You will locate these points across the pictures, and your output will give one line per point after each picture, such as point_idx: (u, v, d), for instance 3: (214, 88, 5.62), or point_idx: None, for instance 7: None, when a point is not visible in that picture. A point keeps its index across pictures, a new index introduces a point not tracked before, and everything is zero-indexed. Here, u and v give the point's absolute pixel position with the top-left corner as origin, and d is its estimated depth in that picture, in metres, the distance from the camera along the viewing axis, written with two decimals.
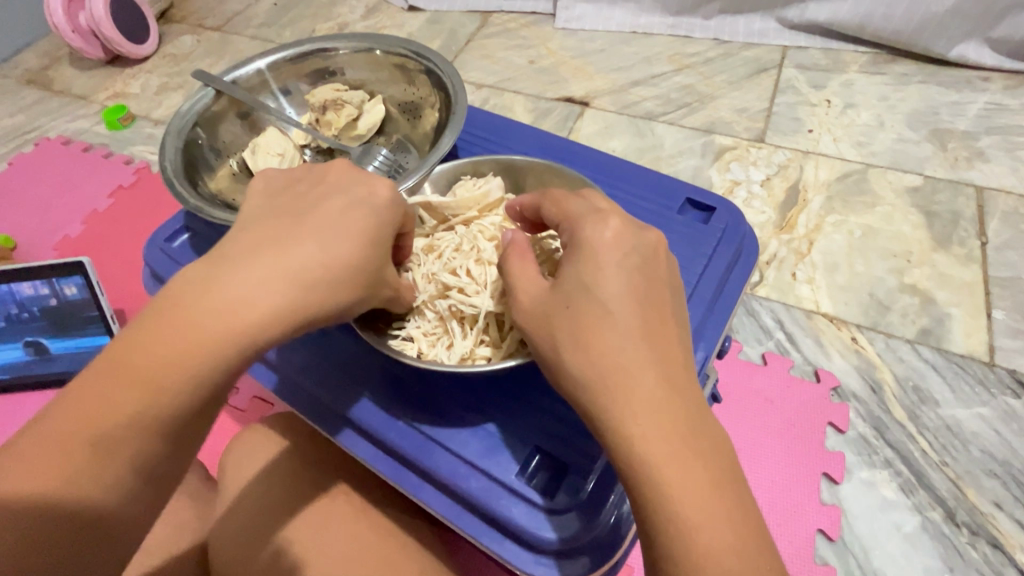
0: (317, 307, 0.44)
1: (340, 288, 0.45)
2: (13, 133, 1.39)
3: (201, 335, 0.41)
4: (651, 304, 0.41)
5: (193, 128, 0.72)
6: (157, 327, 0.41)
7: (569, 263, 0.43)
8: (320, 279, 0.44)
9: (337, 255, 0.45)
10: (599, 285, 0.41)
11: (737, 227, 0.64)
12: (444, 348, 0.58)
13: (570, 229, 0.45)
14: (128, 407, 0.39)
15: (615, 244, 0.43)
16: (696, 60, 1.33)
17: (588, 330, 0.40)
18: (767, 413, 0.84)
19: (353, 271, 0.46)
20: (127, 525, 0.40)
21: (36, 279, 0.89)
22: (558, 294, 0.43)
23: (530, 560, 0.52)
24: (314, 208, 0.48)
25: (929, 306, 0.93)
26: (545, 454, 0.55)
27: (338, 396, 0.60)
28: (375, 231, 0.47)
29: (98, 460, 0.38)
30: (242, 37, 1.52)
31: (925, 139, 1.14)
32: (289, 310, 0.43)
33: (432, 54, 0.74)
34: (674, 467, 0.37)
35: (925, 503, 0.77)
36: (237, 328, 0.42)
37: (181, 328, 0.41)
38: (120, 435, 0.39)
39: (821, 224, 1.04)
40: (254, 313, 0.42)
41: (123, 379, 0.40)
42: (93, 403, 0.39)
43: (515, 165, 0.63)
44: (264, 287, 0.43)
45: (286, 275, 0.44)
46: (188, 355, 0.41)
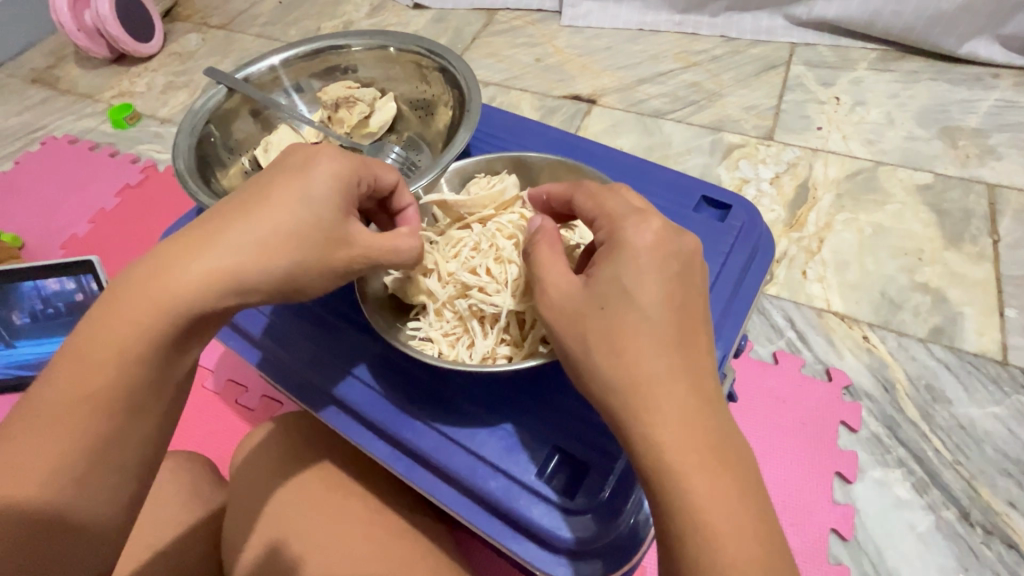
0: (246, 270, 0.44)
1: (270, 258, 0.44)
2: (20, 132, 1.39)
3: (131, 321, 0.41)
4: (688, 307, 0.41)
5: (206, 125, 0.72)
6: (95, 321, 0.42)
7: (606, 261, 0.43)
8: (248, 251, 0.44)
9: (265, 225, 0.45)
10: (639, 286, 0.41)
11: (753, 225, 0.64)
12: (465, 348, 0.58)
13: (609, 226, 0.44)
14: (66, 400, 0.40)
15: (656, 245, 0.42)
16: (703, 57, 1.32)
17: (623, 331, 0.40)
18: (779, 413, 0.84)
19: (285, 239, 0.45)
20: (82, 522, 0.40)
21: (54, 277, 0.88)
22: (592, 292, 0.42)
23: (546, 559, 0.52)
24: (249, 183, 0.48)
25: (941, 304, 0.92)
26: (564, 453, 0.55)
27: (327, 375, 0.61)
28: (306, 193, 0.46)
29: (42, 456, 0.39)
30: (247, 36, 1.52)
31: (936, 137, 1.13)
32: (217, 285, 0.43)
33: (446, 52, 0.73)
34: (700, 469, 0.37)
35: (939, 503, 0.77)
36: (166, 310, 0.42)
37: (114, 317, 0.42)
38: (62, 429, 0.39)
39: (831, 222, 1.03)
40: (183, 292, 0.42)
41: (65, 373, 0.41)
42: (37, 401, 0.40)
43: (532, 162, 0.63)
44: (191, 265, 0.43)
45: (212, 250, 0.43)
46: (121, 342, 0.41)
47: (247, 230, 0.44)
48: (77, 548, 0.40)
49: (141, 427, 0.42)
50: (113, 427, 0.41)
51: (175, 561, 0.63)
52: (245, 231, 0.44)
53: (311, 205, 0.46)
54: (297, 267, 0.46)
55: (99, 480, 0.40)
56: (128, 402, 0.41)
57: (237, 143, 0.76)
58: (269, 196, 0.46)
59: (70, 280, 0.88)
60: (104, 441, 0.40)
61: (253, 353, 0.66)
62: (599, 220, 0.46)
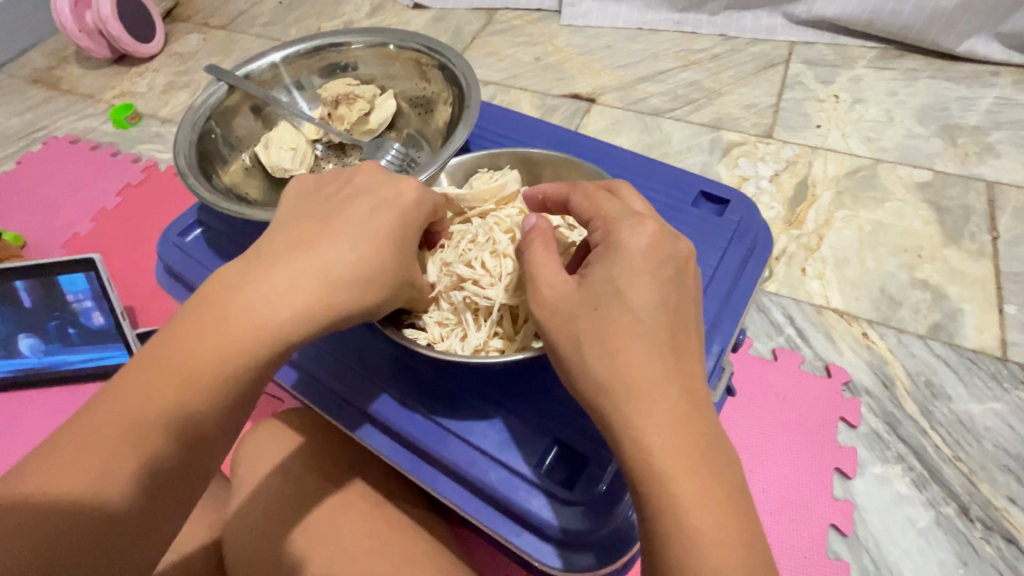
0: (341, 304, 0.46)
1: (363, 291, 0.47)
2: (21, 131, 1.39)
3: (223, 337, 0.43)
4: (680, 311, 0.41)
5: (207, 121, 0.72)
6: (183, 329, 0.44)
7: (602, 262, 0.43)
8: (348, 282, 0.47)
9: (363, 258, 0.48)
10: (633, 289, 0.41)
11: (752, 221, 0.64)
12: (457, 339, 0.58)
13: (605, 228, 0.45)
14: (150, 409, 0.41)
15: (652, 249, 0.42)
16: (703, 56, 1.33)
17: (617, 332, 0.40)
18: (779, 409, 0.84)
19: (379, 275, 0.48)
20: (142, 533, 0.40)
21: (47, 280, 0.88)
22: (586, 292, 0.42)
23: (545, 550, 0.52)
24: (343, 208, 0.50)
25: (940, 301, 0.93)
26: (563, 445, 0.55)
27: (358, 391, 0.60)
28: (399, 232, 0.50)
29: (118, 464, 0.40)
30: (248, 36, 1.53)
31: (935, 134, 1.13)
32: (310, 311, 0.45)
33: (446, 50, 0.74)
34: (695, 459, 0.37)
35: (939, 498, 0.77)
36: (260, 330, 0.44)
37: (214, 329, 0.44)
38: (143, 437, 0.40)
39: (830, 220, 1.03)
40: (278, 313, 0.44)
41: (151, 381, 0.42)
42: (117, 406, 0.41)
43: (531, 158, 0.63)
44: (287, 287, 0.45)
45: (310, 276, 0.46)
46: (213, 356, 0.43)
47: (347, 264, 0.47)
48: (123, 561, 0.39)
49: (212, 440, 0.44)
50: (190, 439, 0.42)
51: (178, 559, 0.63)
52: (345, 264, 0.47)
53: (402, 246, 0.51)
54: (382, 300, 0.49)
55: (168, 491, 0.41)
56: (207, 416, 0.43)
57: (238, 140, 0.76)
58: (367, 228, 0.49)
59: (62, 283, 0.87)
60: (178, 452, 0.42)
61: (291, 373, 0.64)
62: (595, 221, 0.46)
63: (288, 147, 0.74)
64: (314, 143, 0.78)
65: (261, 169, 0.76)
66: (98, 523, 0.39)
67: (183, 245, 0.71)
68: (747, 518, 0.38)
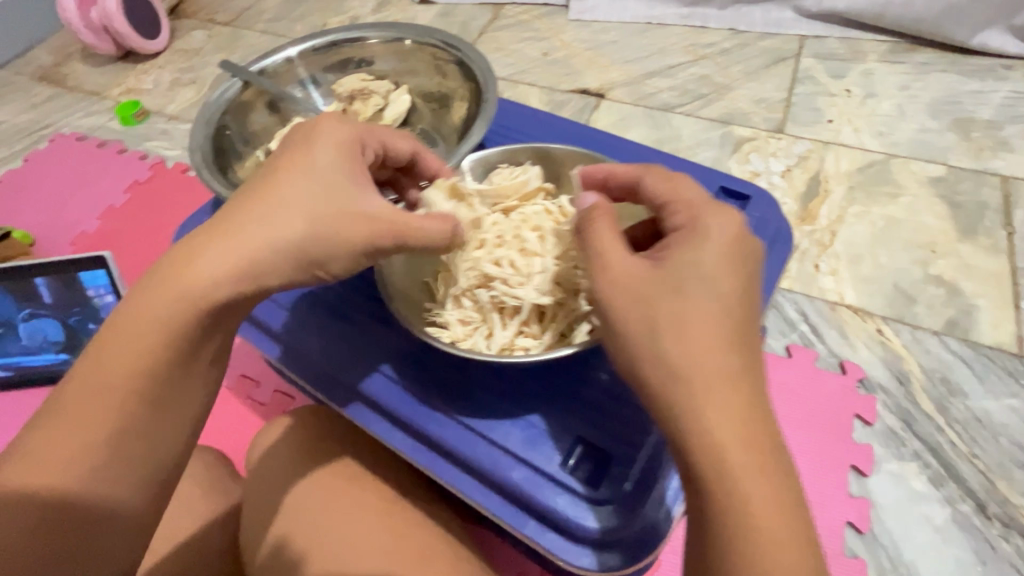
0: (267, 263, 0.46)
1: (303, 252, 0.47)
2: (27, 129, 1.39)
3: (154, 326, 0.44)
4: (755, 302, 0.42)
5: (222, 117, 0.72)
6: (114, 329, 0.45)
7: (685, 245, 0.42)
8: (272, 244, 0.46)
9: (290, 222, 0.47)
10: (720, 275, 0.41)
11: (772, 217, 0.64)
12: (483, 336, 0.58)
13: (687, 212, 0.44)
14: (102, 403, 0.43)
15: (737, 237, 0.42)
16: (712, 51, 1.31)
17: (699, 317, 0.39)
18: (794, 406, 0.84)
19: (319, 231, 0.47)
20: (118, 512, 0.43)
21: (65, 276, 0.88)
22: (665, 275, 0.41)
23: (568, 547, 0.52)
24: (263, 174, 0.49)
25: (955, 297, 0.92)
26: (586, 443, 0.54)
27: (350, 369, 0.61)
28: (319, 189, 0.48)
29: (82, 439, 0.42)
30: (253, 32, 1.52)
31: (949, 129, 1.12)
32: (243, 280, 0.46)
33: (463, 45, 0.73)
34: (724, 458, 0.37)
35: (955, 496, 0.77)
36: (194, 312, 0.45)
37: (147, 305, 0.45)
38: (99, 430, 0.43)
39: (843, 215, 1.02)
40: (208, 290, 0.45)
41: (96, 363, 0.44)
42: (68, 408, 0.43)
43: (552, 153, 0.63)
44: (211, 263, 0.45)
45: (234, 249, 0.46)
46: (155, 343, 0.44)
47: (277, 229, 0.46)
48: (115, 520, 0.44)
49: (171, 421, 0.46)
50: (145, 424, 0.44)
51: (194, 556, 0.63)
52: (276, 230, 0.46)
53: (345, 198, 0.48)
54: (330, 251, 0.48)
55: (137, 472, 0.44)
56: (157, 399, 0.45)
57: (252, 136, 0.76)
58: (293, 191, 0.48)
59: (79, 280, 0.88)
60: (139, 437, 0.44)
61: (274, 348, 0.65)
62: (673, 205, 0.46)
63: None
64: None
65: None
66: (79, 509, 0.42)
67: None
68: (780, 517, 0.37)
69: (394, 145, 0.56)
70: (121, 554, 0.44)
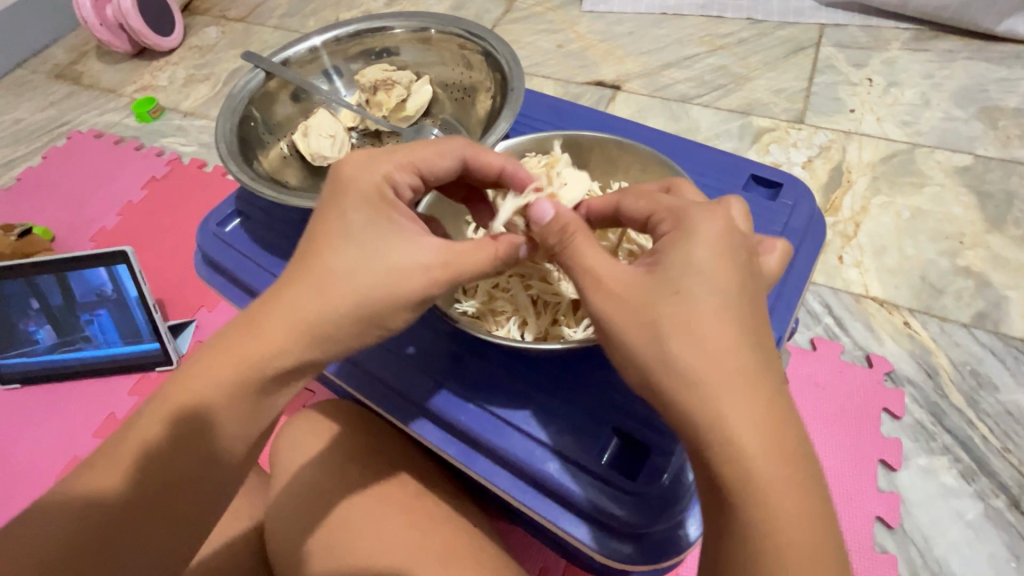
0: (330, 324, 0.46)
1: (362, 310, 0.46)
2: (45, 126, 1.40)
3: (223, 386, 0.45)
4: (751, 299, 0.40)
5: (247, 108, 0.71)
6: (185, 371, 0.47)
7: (674, 247, 0.41)
8: (333, 306, 0.46)
9: (359, 286, 0.46)
10: (714, 271, 0.40)
11: (805, 204, 0.65)
12: (518, 326, 0.59)
13: (673, 218, 0.44)
14: (160, 435, 0.45)
15: (728, 233, 0.42)
16: (729, 41, 1.29)
17: (705, 318, 0.38)
18: (821, 400, 0.82)
19: (376, 287, 0.46)
20: (170, 526, 0.44)
21: (71, 275, 0.88)
22: (659, 278, 0.41)
23: (601, 540, 0.51)
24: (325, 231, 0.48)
25: (985, 289, 0.90)
26: (621, 434, 0.54)
27: (412, 385, 0.59)
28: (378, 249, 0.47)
29: (147, 466, 0.44)
30: (266, 28, 1.52)
31: (975, 117, 1.09)
32: (307, 339, 0.46)
33: (488, 35, 0.73)
34: (764, 453, 0.36)
35: (988, 491, 0.75)
36: (257, 368, 0.45)
37: (217, 365, 0.45)
38: (154, 458, 0.44)
39: (867, 206, 1.00)
40: (273, 347, 0.46)
41: (168, 416, 0.45)
42: (138, 448, 0.44)
43: (581, 141, 0.63)
44: (279, 328, 0.46)
45: (298, 312, 0.46)
46: (218, 392, 0.45)
47: (338, 286, 0.46)
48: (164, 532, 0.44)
49: (215, 458, 0.45)
50: (191, 457, 0.44)
51: (223, 548, 0.64)
52: (337, 286, 0.46)
53: (402, 252, 0.46)
54: (386, 308, 0.46)
55: (178, 502, 0.44)
56: (204, 438, 0.45)
57: (277, 126, 0.76)
58: (354, 248, 0.47)
59: (83, 277, 0.87)
60: (186, 468, 0.44)
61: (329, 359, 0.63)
62: (658, 214, 0.46)
63: (326, 135, 0.74)
64: (350, 130, 0.77)
65: (299, 158, 0.75)
66: (124, 529, 0.43)
67: (224, 235, 0.71)
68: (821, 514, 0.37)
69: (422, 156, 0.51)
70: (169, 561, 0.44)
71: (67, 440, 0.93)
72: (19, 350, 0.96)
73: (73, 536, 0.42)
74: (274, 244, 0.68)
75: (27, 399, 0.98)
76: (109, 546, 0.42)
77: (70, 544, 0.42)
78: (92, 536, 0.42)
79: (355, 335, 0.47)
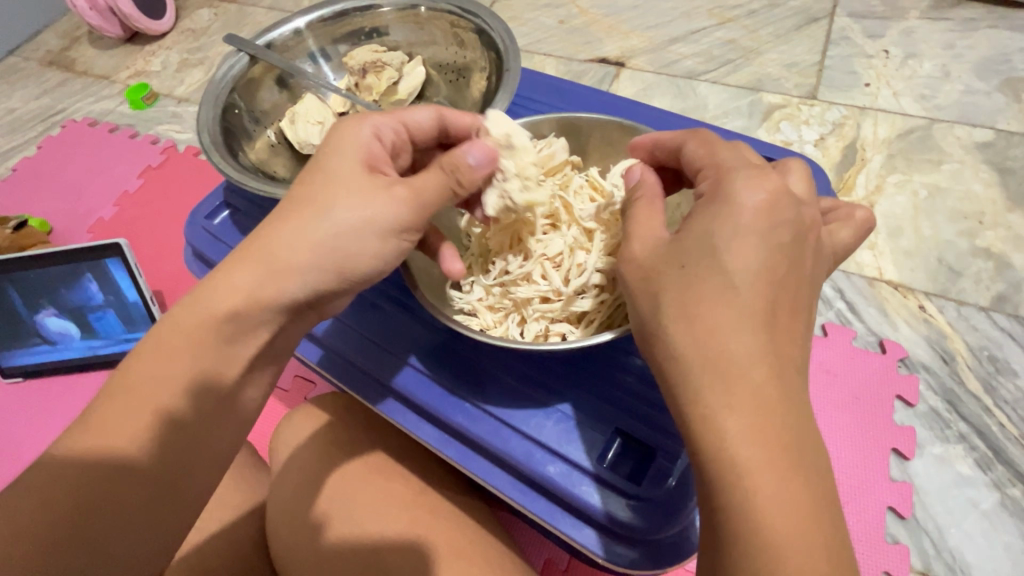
0: (307, 266, 0.47)
1: (327, 248, 0.47)
2: (40, 116, 1.37)
3: (196, 337, 0.45)
4: (768, 288, 0.37)
5: (230, 95, 0.69)
6: (137, 350, 0.45)
7: (702, 217, 0.39)
8: (310, 249, 0.47)
9: (331, 227, 0.47)
10: (733, 249, 0.37)
11: (820, 186, 0.62)
12: (516, 324, 0.57)
13: (714, 179, 0.42)
14: (128, 418, 0.42)
15: (771, 207, 0.38)
16: (739, 12, 1.23)
17: (705, 303, 0.36)
18: (832, 388, 0.80)
19: (327, 218, 0.47)
20: (149, 501, 0.42)
21: (62, 269, 0.87)
22: (675, 250, 0.39)
23: (604, 544, 0.50)
24: (302, 185, 0.49)
25: (1005, 271, 0.86)
26: (625, 436, 0.52)
27: (399, 375, 0.58)
28: (359, 192, 0.47)
29: (116, 438, 0.42)
30: (259, 9, 1.47)
31: (997, 90, 1.04)
32: (283, 283, 0.47)
33: (482, 12, 0.69)
34: (771, 464, 0.33)
35: (1005, 480, 0.73)
36: (220, 325, 0.45)
37: (189, 323, 0.45)
38: (136, 450, 0.42)
39: (882, 185, 0.97)
40: (236, 300, 0.46)
41: (137, 374, 0.44)
42: (104, 413, 0.42)
43: (580, 126, 0.60)
44: (255, 276, 0.46)
45: (275, 258, 0.46)
46: (187, 363, 0.44)
47: (290, 228, 0.47)
48: (145, 512, 0.42)
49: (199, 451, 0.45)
50: (178, 459, 0.44)
51: (223, 545, 0.62)
52: (288, 229, 0.47)
53: (351, 187, 0.48)
54: (363, 249, 0.47)
55: (166, 504, 0.43)
56: (195, 441, 0.45)
57: (263, 114, 0.74)
58: (330, 194, 0.47)
59: (75, 272, 0.87)
60: (175, 468, 0.44)
61: (316, 351, 0.62)
62: (704, 173, 0.43)
63: (315, 122, 0.72)
64: (341, 116, 0.75)
65: (287, 147, 0.73)
66: (106, 511, 0.41)
67: (213, 228, 0.69)
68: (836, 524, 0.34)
69: (412, 115, 0.53)
70: (149, 541, 0.42)
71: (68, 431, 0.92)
72: (14, 345, 0.95)
73: (42, 516, 0.39)
74: None
75: (30, 394, 0.96)
76: (83, 527, 0.40)
77: (46, 527, 0.39)
78: (63, 515, 0.39)
79: (336, 277, 0.48)
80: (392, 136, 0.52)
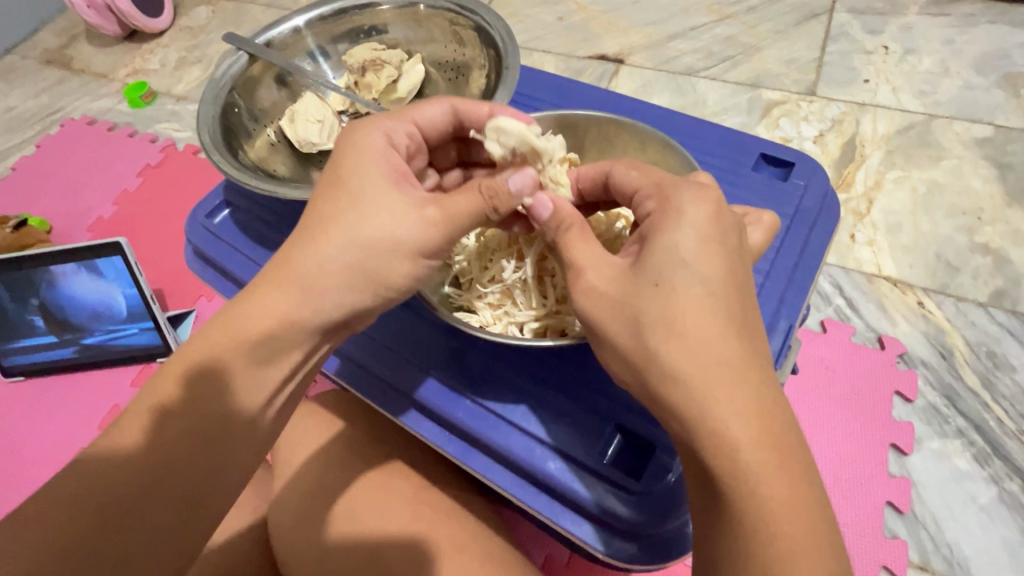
0: (338, 287, 0.45)
1: (357, 269, 0.45)
2: (38, 114, 1.37)
3: (215, 351, 0.44)
4: (750, 294, 0.38)
5: (230, 94, 0.69)
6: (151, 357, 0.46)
7: (660, 231, 0.39)
8: (338, 269, 0.45)
9: (359, 248, 0.45)
10: (700, 258, 0.37)
11: (819, 183, 0.63)
12: (512, 322, 0.58)
13: (659, 194, 0.42)
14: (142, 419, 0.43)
15: (716, 217, 0.39)
16: (738, 9, 1.23)
17: (699, 310, 0.37)
18: (833, 384, 0.80)
19: (356, 237, 0.45)
20: (156, 499, 0.42)
21: (58, 268, 0.87)
22: (641, 271, 0.38)
23: (603, 540, 0.51)
24: (329, 199, 0.47)
25: (1003, 266, 0.87)
26: (624, 432, 0.53)
27: (400, 373, 0.58)
28: (386, 207, 0.45)
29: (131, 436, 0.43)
30: (257, 6, 1.47)
31: (996, 85, 1.04)
32: (315, 304, 0.46)
33: (481, 9, 0.70)
34: (762, 465, 0.34)
35: (1002, 474, 0.74)
36: (240, 338, 0.45)
37: (213, 339, 0.45)
38: (143, 447, 0.43)
39: (881, 181, 0.97)
40: (265, 324, 0.45)
41: (158, 380, 0.45)
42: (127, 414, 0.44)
43: (576, 122, 0.60)
44: (284, 300, 0.45)
45: (305, 281, 0.45)
46: (188, 367, 0.44)
47: (318, 248, 0.45)
48: (152, 509, 0.42)
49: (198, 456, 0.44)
50: (179, 461, 0.43)
51: (226, 543, 0.63)
52: (314, 252, 0.45)
53: (378, 204, 0.46)
54: (391, 265, 0.46)
55: (160, 512, 0.42)
56: (192, 452, 0.43)
57: (262, 112, 0.74)
58: (359, 212, 0.46)
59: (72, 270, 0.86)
60: (172, 477, 0.43)
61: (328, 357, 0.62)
62: (643, 191, 0.43)
63: (314, 120, 0.72)
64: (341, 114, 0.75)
65: (287, 145, 0.73)
66: (118, 507, 0.41)
67: (213, 227, 0.69)
68: (826, 522, 0.35)
69: (422, 113, 0.52)
70: (156, 539, 0.42)
71: (70, 430, 0.93)
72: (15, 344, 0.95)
73: (60, 511, 0.40)
74: (268, 237, 0.66)
75: (33, 392, 0.97)
76: (96, 521, 0.40)
77: (62, 522, 0.40)
78: (82, 508, 0.40)
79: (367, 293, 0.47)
80: (405, 140, 0.51)
